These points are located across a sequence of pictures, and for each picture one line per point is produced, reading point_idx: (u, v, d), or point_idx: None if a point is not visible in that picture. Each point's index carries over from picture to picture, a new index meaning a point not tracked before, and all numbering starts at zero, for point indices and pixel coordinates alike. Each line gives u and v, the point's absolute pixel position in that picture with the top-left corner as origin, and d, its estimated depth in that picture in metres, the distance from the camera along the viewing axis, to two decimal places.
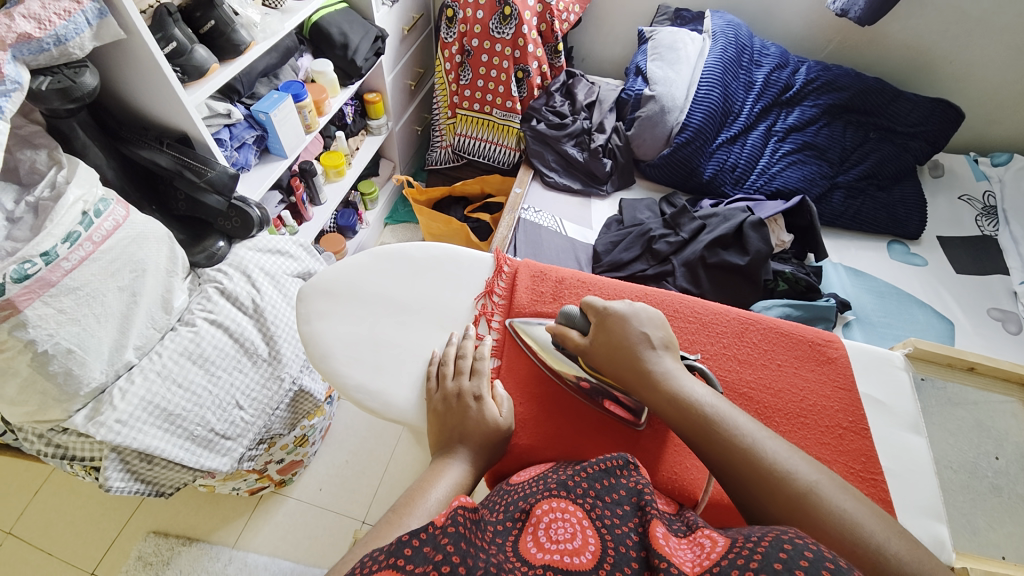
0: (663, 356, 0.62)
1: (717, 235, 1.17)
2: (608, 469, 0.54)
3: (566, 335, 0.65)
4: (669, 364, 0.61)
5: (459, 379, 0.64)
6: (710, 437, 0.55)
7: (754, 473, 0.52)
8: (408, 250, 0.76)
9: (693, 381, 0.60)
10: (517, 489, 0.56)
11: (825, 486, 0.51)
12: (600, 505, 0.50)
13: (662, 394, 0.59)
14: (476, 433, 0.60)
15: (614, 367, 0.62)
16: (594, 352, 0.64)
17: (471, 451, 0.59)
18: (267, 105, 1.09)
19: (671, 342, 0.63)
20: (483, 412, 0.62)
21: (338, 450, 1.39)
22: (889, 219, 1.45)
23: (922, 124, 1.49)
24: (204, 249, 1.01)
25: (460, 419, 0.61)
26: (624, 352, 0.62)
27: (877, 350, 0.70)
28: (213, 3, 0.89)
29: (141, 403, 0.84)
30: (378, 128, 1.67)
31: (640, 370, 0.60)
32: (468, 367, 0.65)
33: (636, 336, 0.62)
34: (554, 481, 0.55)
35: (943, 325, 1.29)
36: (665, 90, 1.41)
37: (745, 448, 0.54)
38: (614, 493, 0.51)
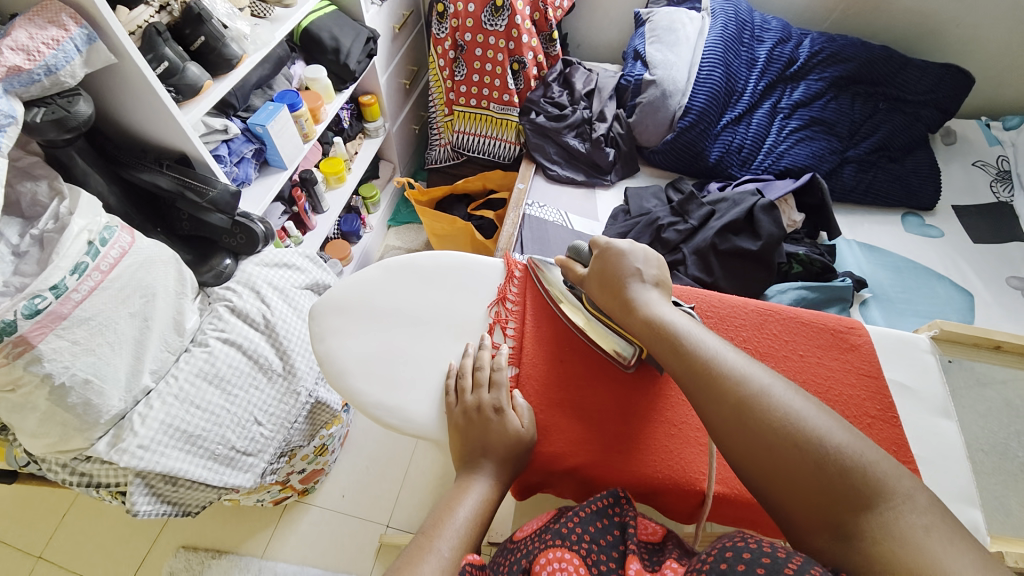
0: (651, 290, 0.63)
1: (728, 221, 1.14)
2: (602, 510, 0.57)
3: (571, 268, 0.71)
4: (652, 293, 0.63)
5: (478, 391, 0.64)
6: (674, 349, 0.57)
7: (706, 378, 0.53)
8: (416, 259, 0.76)
9: (673, 310, 0.61)
10: (519, 548, 0.58)
11: (777, 388, 0.51)
12: (596, 552, 0.53)
13: (638, 317, 0.61)
14: (499, 445, 0.60)
15: (604, 295, 0.65)
16: (592, 283, 0.68)
17: (495, 463, 0.59)
18: (263, 117, 1.08)
19: (663, 280, 0.65)
20: (505, 423, 0.61)
21: (358, 455, 1.40)
22: (902, 191, 1.41)
23: (933, 91, 1.45)
24: (211, 268, 1.01)
25: (482, 432, 0.61)
26: (614, 282, 0.65)
27: (900, 333, 0.68)
28: (202, 19, 0.87)
29: (161, 426, 0.85)
30: (376, 130, 1.65)
31: (625, 297, 0.63)
32: (486, 379, 0.65)
33: (628, 269, 0.65)
34: (552, 531, 0.56)
35: (963, 298, 1.27)
36: (665, 73, 1.37)
37: (705, 361, 0.54)
38: (606, 532, 0.55)
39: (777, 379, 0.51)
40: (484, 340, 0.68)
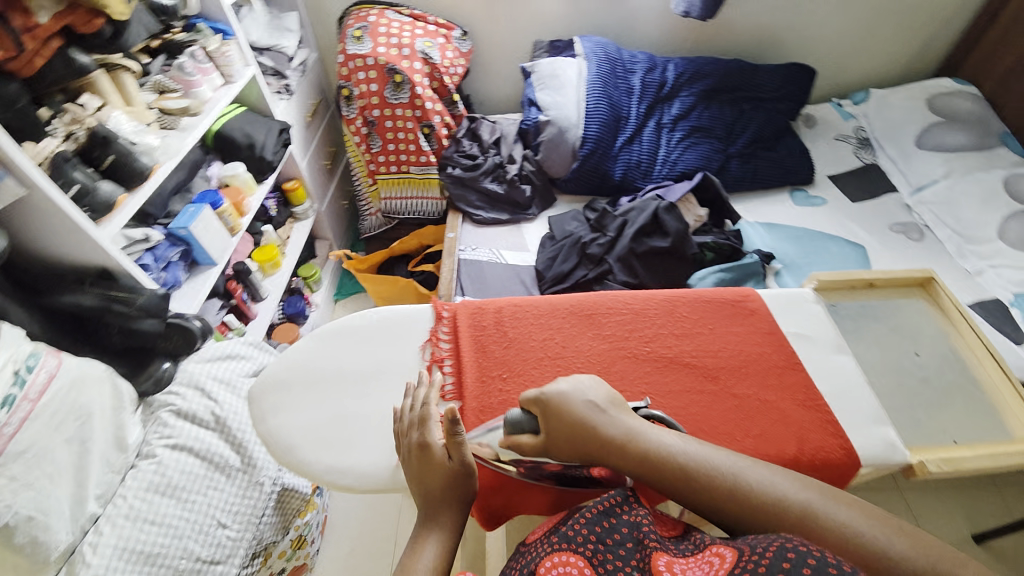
0: (621, 417, 0.58)
1: (638, 226, 1.26)
2: (607, 509, 0.52)
3: (519, 441, 0.58)
4: (623, 424, 0.57)
5: (410, 427, 0.58)
6: (703, 496, 0.52)
7: (749, 519, 0.50)
8: (349, 321, 0.71)
9: (660, 431, 0.57)
10: (529, 552, 0.54)
11: (819, 504, 0.50)
12: (603, 550, 0.49)
13: (636, 464, 0.54)
14: (437, 479, 0.54)
15: (577, 447, 0.56)
16: (555, 443, 0.57)
17: (434, 501, 0.54)
18: (185, 220, 1.11)
19: (616, 398, 0.60)
20: (433, 454, 0.56)
21: (341, 539, 1.33)
22: (783, 172, 1.61)
23: (784, 87, 1.69)
24: (149, 375, 0.98)
25: (417, 469, 0.56)
26: (582, 431, 0.56)
27: (790, 291, 0.77)
28: (109, 139, 0.92)
29: (116, 551, 0.80)
30: (305, 213, 1.71)
31: (605, 445, 0.55)
32: (418, 416, 0.58)
33: (586, 408, 0.57)
34: (560, 534, 0.52)
35: (857, 251, 1.43)
36: (558, 112, 1.53)
37: (738, 498, 0.51)
38: (614, 533, 0.50)
39: (813, 495, 0.51)
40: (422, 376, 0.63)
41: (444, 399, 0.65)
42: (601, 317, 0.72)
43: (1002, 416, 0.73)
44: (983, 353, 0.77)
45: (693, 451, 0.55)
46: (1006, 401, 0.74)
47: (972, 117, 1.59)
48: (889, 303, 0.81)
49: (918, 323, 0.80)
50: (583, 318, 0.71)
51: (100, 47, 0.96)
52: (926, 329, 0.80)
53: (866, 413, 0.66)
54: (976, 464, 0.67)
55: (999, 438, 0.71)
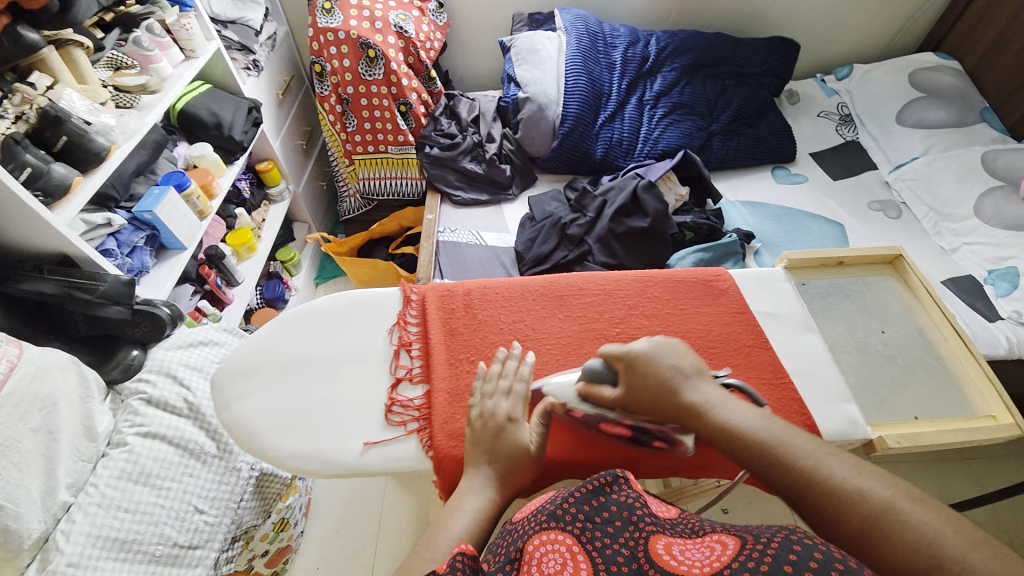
0: (700, 385, 0.60)
1: (618, 206, 1.25)
2: (596, 488, 0.55)
3: (595, 391, 0.60)
4: (702, 391, 0.59)
5: (490, 398, 0.59)
6: (770, 463, 0.53)
7: (817, 498, 0.49)
8: (315, 305, 0.69)
9: (740, 406, 0.58)
10: (517, 529, 0.56)
11: (900, 502, 0.46)
12: (593, 527, 0.51)
13: (707, 429, 0.57)
14: (506, 454, 0.55)
15: (653, 404, 0.59)
16: (631, 398, 0.59)
17: (504, 474, 0.54)
18: (150, 203, 1.07)
19: (702, 367, 0.62)
20: (516, 434, 0.57)
21: (325, 521, 1.35)
22: (765, 149, 1.60)
23: (766, 62, 1.67)
24: (117, 363, 0.95)
25: (492, 439, 0.56)
26: (659, 391, 0.59)
27: (760, 270, 0.77)
28: (61, 119, 0.87)
29: (90, 538, 0.79)
30: (280, 194, 1.66)
31: (679, 407, 0.58)
32: (500, 388, 0.60)
33: (668, 371, 0.59)
34: (548, 511, 0.55)
35: (836, 229, 1.43)
36: (537, 89, 1.50)
37: (810, 475, 0.51)
38: (603, 511, 0.54)
39: (897, 494, 0.47)
40: (500, 352, 0.63)
41: (412, 382, 0.63)
42: (572, 298, 0.71)
43: (963, 392, 0.74)
44: (946, 329, 0.77)
45: (772, 425, 0.55)
46: (966, 377, 0.75)
47: (953, 92, 1.58)
48: (858, 282, 0.82)
49: (885, 302, 0.80)
50: (553, 300, 0.70)
51: (49, 22, 0.90)
52: (892, 307, 0.80)
53: (831, 390, 0.67)
54: (935, 440, 0.68)
55: (959, 413, 0.72)
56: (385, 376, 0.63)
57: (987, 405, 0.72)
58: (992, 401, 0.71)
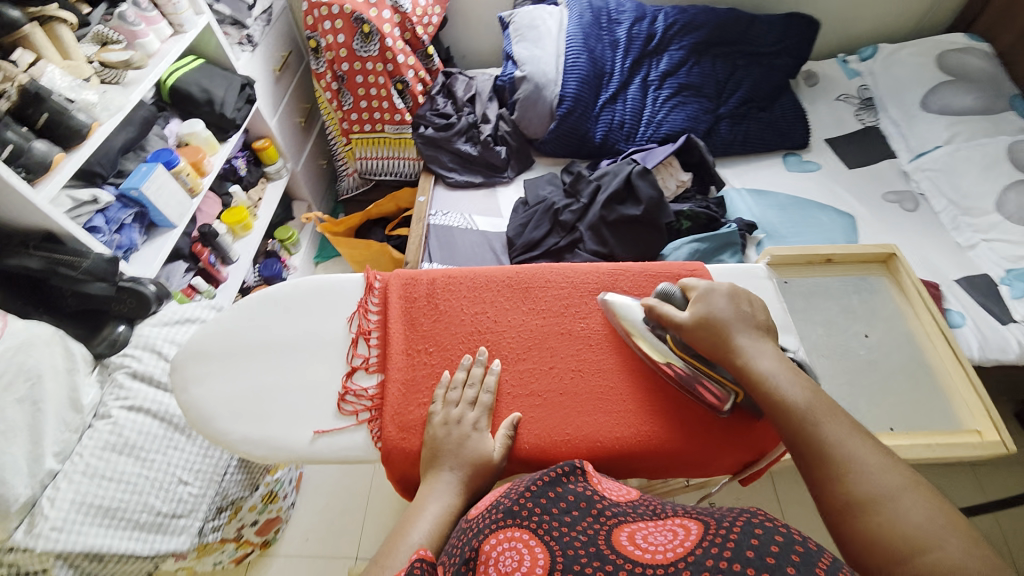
0: (760, 339, 0.58)
1: (611, 192, 1.21)
2: (552, 479, 0.52)
3: (662, 310, 0.61)
4: (757, 342, 0.58)
5: (455, 406, 0.58)
6: (800, 423, 0.52)
7: (825, 465, 0.50)
8: (278, 290, 0.68)
9: (789, 369, 0.56)
10: (470, 527, 0.49)
11: (898, 498, 0.46)
12: (550, 518, 0.47)
13: (747, 374, 0.56)
14: (467, 462, 0.55)
15: (707, 341, 0.58)
16: (690, 331, 0.59)
17: (467, 479, 0.54)
18: (137, 180, 1.07)
19: (768, 327, 0.60)
20: (481, 443, 0.56)
21: (316, 495, 1.37)
22: (776, 135, 1.52)
23: (782, 41, 1.57)
24: (104, 338, 0.97)
25: (457, 447, 0.56)
26: (718, 331, 0.58)
27: (742, 266, 0.73)
28: (41, 97, 0.86)
29: (74, 505, 0.81)
30: (278, 172, 1.65)
31: (728, 351, 0.57)
32: (467, 398, 0.59)
33: (731, 314, 0.59)
34: (503, 507, 0.49)
35: (846, 220, 1.36)
36: (534, 68, 1.44)
37: (827, 445, 0.51)
38: (560, 503, 0.49)
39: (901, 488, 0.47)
40: (467, 359, 0.61)
41: (368, 372, 0.62)
42: (538, 291, 0.69)
43: (946, 402, 0.71)
44: (935, 336, 0.73)
45: (814, 394, 0.54)
46: (951, 387, 0.72)
47: (984, 76, 1.47)
48: (848, 282, 0.77)
49: (875, 304, 0.76)
50: (518, 291, 0.68)
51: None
52: (881, 309, 0.76)
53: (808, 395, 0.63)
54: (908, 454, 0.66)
55: (940, 427, 0.69)
56: (341, 364, 0.63)
57: (973, 418, 0.69)
58: (978, 415, 0.69)
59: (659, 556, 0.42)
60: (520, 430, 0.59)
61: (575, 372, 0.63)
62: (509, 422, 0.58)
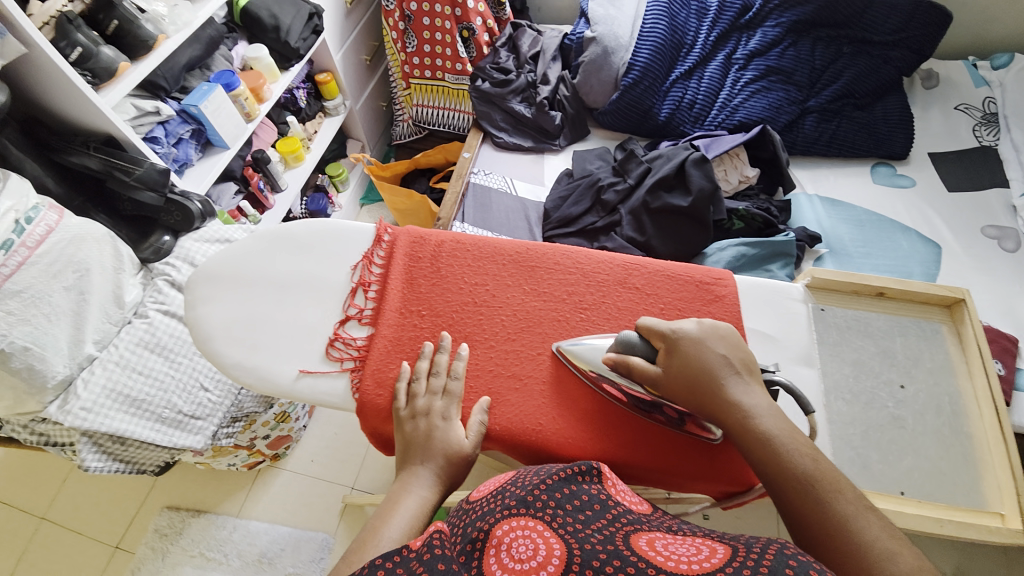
0: (749, 386, 0.52)
1: (659, 177, 1.12)
2: (569, 475, 0.50)
3: (630, 364, 0.55)
4: (746, 388, 0.52)
5: (423, 397, 0.57)
6: (802, 495, 0.47)
7: (834, 547, 0.44)
8: (291, 228, 0.69)
9: (772, 419, 0.50)
10: (474, 510, 0.51)
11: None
12: (563, 513, 0.46)
13: (737, 429, 0.50)
14: (438, 454, 0.54)
15: (688, 393, 0.52)
16: (667, 380, 0.53)
17: (442, 472, 0.54)
18: (197, 98, 1.11)
19: (751, 365, 0.54)
20: (448, 433, 0.55)
21: (327, 425, 1.45)
22: (870, 139, 1.33)
23: (904, 29, 1.34)
24: (150, 245, 1.04)
25: (424, 441, 0.55)
26: (703, 376, 0.52)
27: (776, 283, 0.66)
28: (112, 3, 0.89)
29: (103, 390, 0.90)
30: (335, 108, 1.66)
31: (718, 403, 0.51)
32: (440, 387, 0.57)
33: (714, 358, 0.53)
34: (513, 495, 0.49)
35: (929, 250, 1.19)
36: (607, 30, 1.33)
37: (841, 522, 0.45)
38: (574, 499, 0.48)
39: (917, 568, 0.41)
40: (427, 348, 0.59)
41: (360, 323, 0.62)
42: (543, 272, 0.65)
43: (974, 477, 0.61)
44: (983, 402, 0.63)
45: (812, 456, 0.49)
46: (987, 462, 0.61)
47: None
48: (899, 323, 0.68)
49: (923, 352, 0.66)
50: (523, 269, 0.65)
51: None
52: (927, 359, 0.66)
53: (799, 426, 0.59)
54: (913, 524, 0.56)
55: (961, 503, 0.60)
56: (336, 310, 0.64)
57: (1000, 500, 0.59)
58: (1008, 499, 0.59)
59: (682, 566, 0.38)
60: (492, 414, 0.58)
61: (563, 365, 0.60)
62: (480, 408, 0.57)
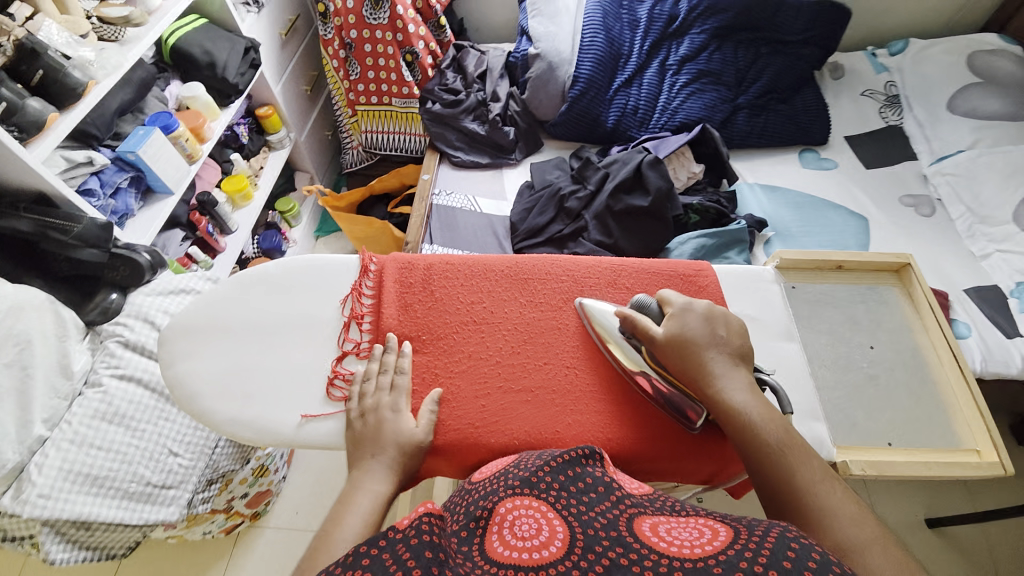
0: (735, 366, 0.56)
1: (618, 182, 1.17)
2: (573, 458, 0.53)
3: (637, 320, 0.59)
4: (730, 368, 0.56)
5: (372, 394, 0.58)
6: (775, 463, 0.51)
7: (797, 511, 0.48)
8: (268, 268, 0.67)
9: (753, 394, 0.54)
10: (478, 488, 0.52)
11: (869, 546, 0.44)
12: (567, 496, 0.48)
13: (719, 405, 0.54)
14: (388, 446, 0.54)
15: (682, 365, 0.56)
16: (663, 350, 0.57)
17: (392, 464, 0.54)
18: (134, 143, 1.04)
19: (744, 352, 0.57)
20: (398, 425, 0.56)
21: (306, 471, 1.38)
22: (795, 129, 1.47)
23: (810, 29, 1.49)
24: (96, 305, 0.96)
25: (374, 433, 0.55)
26: (692, 353, 0.56)
27: (749, 268, 0.71)
28: (36, 53, 0.83)
29: (60, 473, 0.81)
30: (280, 142, 1.61)
31: (704, 379, 0.55)
32: (387, 383, 0.58)
33: (704, 335, 0.56)
34: (516, 476, 0.52)
35: (859, 223, 1.32)
36: (549, 45, 1.38)
37: (805, 489, 0.49)
38: (576, 481, 0.50)
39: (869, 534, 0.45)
40: (377, 348, 0.60)
41: (358, 356, 0.61)
42: (536, 283, 0.67)
43: (943, 421, 0.68)
44: (943, 352, 0.70)
45: (787, 433, 0.52)
46: (953, 406, 0.69)
47: (1016, 79, 1.39)
48: (858, 291, 0.75)
49: (881, 314, 0.73)
50: (516, 282, 0.67)
51: None
52: (887, 320, 0.73)
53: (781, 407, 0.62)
54: (906, 471, 0.62)
55: (941, 445, 0.66)
56: (332, 347, 0.62)
57: (973, 437, 0.66)
58: (979, 435, 0.66)
59: (687, 551, 0.39)
60: (444, 409, 0.58)
61: (568, 370, 0.61)
62: (431, 399, 0.58)
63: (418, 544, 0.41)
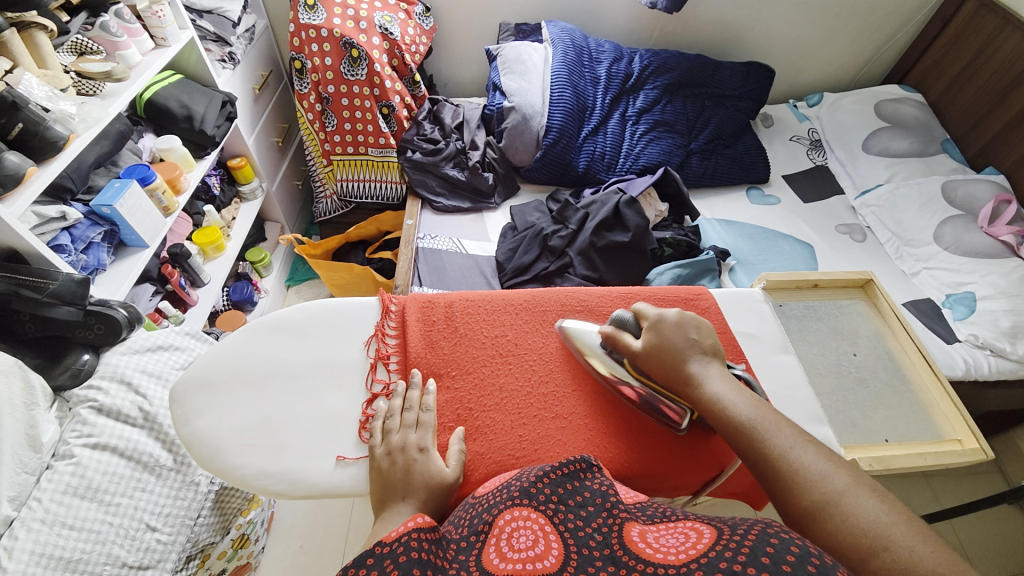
0: (709, 361, 0.62)
1: (600, 220, 1.26)
2: (570, 473, 0.56)
3: (620, 338, 0.65)
4: (706, 365, 0.62)
5: (397, 433, 0.59)
6: (746, 438, 0.55)
7: (781, 479, 0.52)
8: (287, 313, 0.69)
9: (730, 384, 0.60)
10: (480, 501, 0.55)
11: (848, 495, 0.49)
12: (564, 510, 0.51)
13: (698, 398, 0.60)
14: (420, 488, 0.55)
15: (661, 367, 0.62)
16: (645, 357, 0.63)
17: (422, 504, 0.54)
18: (109, 197, 1.00)
19: (716, 349, 0.64)
20: (428, 465, 0.57)
21: (289, 537, 1.20)
22: (741, 170, 1.64)
23: (743, 86, 1.72)
24: (65, 368, 0.88)
25: (403, 477, 0.55)
26: (671, 357, 0.62)
27: (741, 290, 0.80)
28: (16, 106, 0.80)
29: (33, 557, 0.71)
30: (252, 192, 1.58)
31: (682, 377, 0.61)
32: (412, 420, 0.60)
33: (681, 340, 0.63)
34: (517, 487, 0.54)
35: (806, 250, 1.47)
36: (522, 99, 1.49)
37: (780, 454, 0.53)
38: (575, 495, 0.53)
39: (842, 482, 0.50)
40: (399, 387, 0.63)
41: (387, 396, 0.64)
42: (553, 314, 0.73)
43: (920, 416, 0.77)
44: (913, 355, 0.82)
45: (759, 408, 0.57)
46: (932, 401, 0.79)
47: (915, 124, 1.65)
48: (831, 306, 0.85)
49: (856, 324, 0.84)
50: (535, 315, 0.73)
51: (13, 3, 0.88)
52: (863, 330, 0.84)
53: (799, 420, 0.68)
54: (908, 463, 0.71)
55: (928, 437, 0.76)
56: (361, 390, 0.64)
57: (953, 428, 0.75)
58: (958, 426, 0.75)
59: (672, 557, 0.42)
60: (469, 444, 0.62)
61: (589, 395, 0.67)
62: (456, 437, 0.61)
63: (407, 562, 0.43)
